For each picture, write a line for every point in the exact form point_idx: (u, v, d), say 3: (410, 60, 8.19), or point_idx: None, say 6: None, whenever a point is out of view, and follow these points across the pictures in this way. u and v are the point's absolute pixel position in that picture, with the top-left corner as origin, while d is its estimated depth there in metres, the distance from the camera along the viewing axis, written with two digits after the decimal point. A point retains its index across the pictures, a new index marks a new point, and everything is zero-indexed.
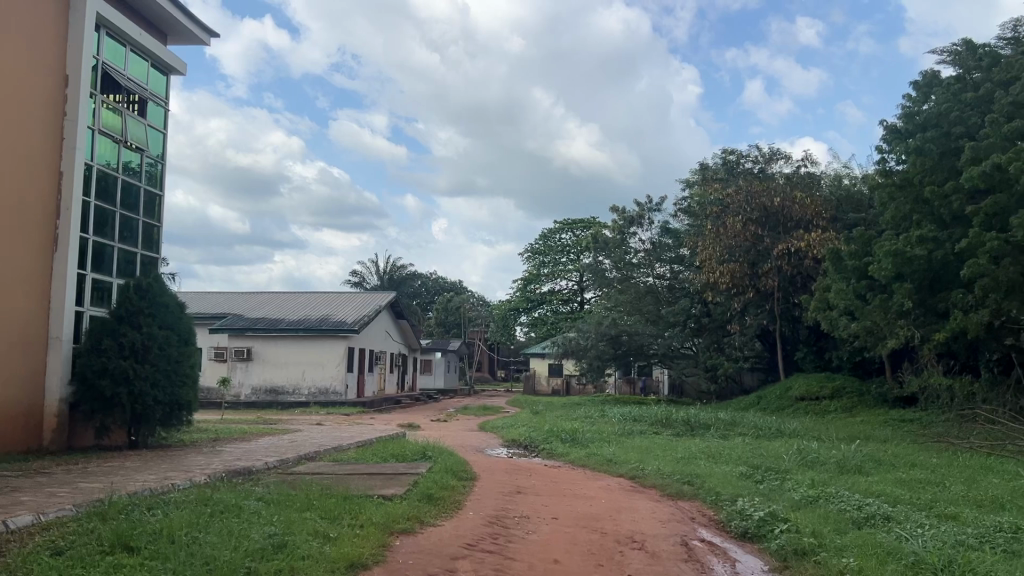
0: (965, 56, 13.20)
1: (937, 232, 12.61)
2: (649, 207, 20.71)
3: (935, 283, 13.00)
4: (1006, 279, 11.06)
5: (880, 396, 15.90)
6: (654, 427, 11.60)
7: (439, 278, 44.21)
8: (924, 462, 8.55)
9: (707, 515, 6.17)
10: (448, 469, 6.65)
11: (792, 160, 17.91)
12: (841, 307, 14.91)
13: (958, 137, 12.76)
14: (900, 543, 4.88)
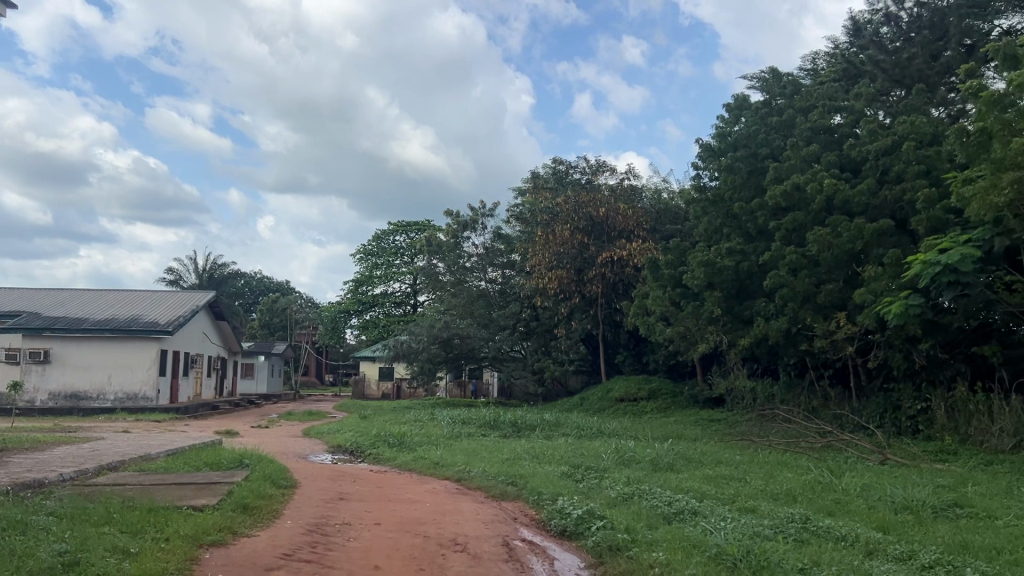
0: (772, 82, 14.51)
1: (744, 245, 13.57)
2: (482, 213, 20.95)
3: (742, 292, 13.97)
4: (802, 290, 12.07)
5: (692, 397, 16.90)
6: (481, 429, 11.70)
7: (265, 279, 42.66)
8: (729, 459, 9.15)
9: (529, 515, 6.29)
10: (266, 477, 6.39)
11: (617, 172, 18.70)
12: (658, 313, 15.72)
13: (764, 157, 13.81)
14: (705, 536, 5.18)
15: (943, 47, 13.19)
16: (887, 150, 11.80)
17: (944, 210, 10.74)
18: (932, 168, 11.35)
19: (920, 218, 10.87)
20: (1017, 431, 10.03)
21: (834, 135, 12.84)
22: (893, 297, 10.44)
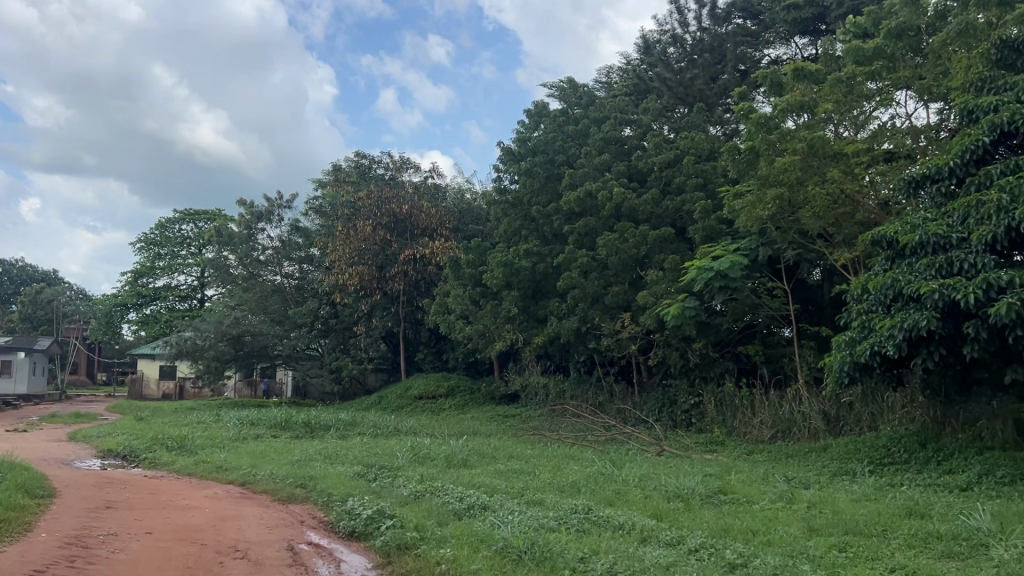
0: (569, 92, 15.02)
1: (540, 247, 14.03)
2: (279, 204, 20.15)
3: (537, 292, 14.41)
4: (592, 291, 12.64)
5: (488, 394, 17.24)
6: (271, 430, 11.25)
7: (27, 267, 38.64)
8: (520, 454, 9.40)
9: (317, 517, 6.12)
10: (18, 486, 5.77)
11: (421, 170, 18.64)
12: (457, 312, 15.88)
13: (560, 164, 14.36)
14: (492, 530, 5.28)
15: (721, 70, 14.36)
16: (669, 163, 12.70)
17: (717, 221, 11.69)
18: (708, 181, 12.32)
19: (697, 227, 11.75)
20: (774, 422, 11.11)
21: (624, 146, 13.60)
22: (672, 300, 11.21)
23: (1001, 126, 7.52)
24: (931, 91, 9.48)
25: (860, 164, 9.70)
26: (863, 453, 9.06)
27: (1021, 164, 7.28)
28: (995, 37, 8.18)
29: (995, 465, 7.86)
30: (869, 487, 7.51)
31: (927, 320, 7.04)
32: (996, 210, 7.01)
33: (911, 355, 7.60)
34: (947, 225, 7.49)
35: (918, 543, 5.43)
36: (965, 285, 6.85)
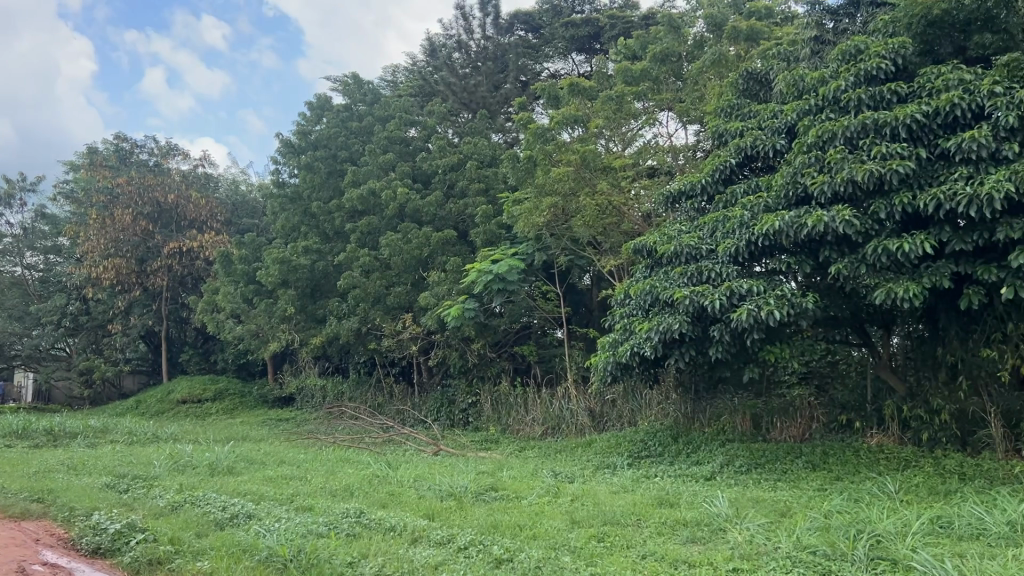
0: (352, 87, 14.73)
1: (320, 245, 13.67)
2: (23, 187, 18.11)
3: (315, 292, 14.01)
4: (373, 291, 12.45)
5: (260, 397, 16.55)
6: (4, 440, 10.05)
7: None
8: (291, 459, 9.08)
9: (55, 535, 5.52)
10: None
11: (189, 157, 17.56)
12: (228, 310, 15.06)
13: (342, 160, 14.10)
14: (257, 539, 5.06)
15: (504, 79, 14.78)
16: (452, 166, 12.95)
17: (497, 225, 12.01)
18: (489, 187, 12.65)
19: (478, 231, 12.00)
20: (545, 420, 11.61)
21: (408, 146, 13.63)
22: (451, 302, 11.37)
23: (746, 150, 8.35)
24: (689, 113, 10.34)
25: (626, 177, 10.34)
26: (623, 447, 9.69)
27: (761, 185, 8.13)
28: (742, 69, 9.12)
29: (734, 455, 8.71)
30: (628, 479, 8.04)
31: (679, 324, 7.64)
32: (740, 226, 7.76)
33: (666, 355, 8.23)
34: (698, 238, 8.21)
35: (667, 530, 5.88)
36: (713, 292, 7.51)
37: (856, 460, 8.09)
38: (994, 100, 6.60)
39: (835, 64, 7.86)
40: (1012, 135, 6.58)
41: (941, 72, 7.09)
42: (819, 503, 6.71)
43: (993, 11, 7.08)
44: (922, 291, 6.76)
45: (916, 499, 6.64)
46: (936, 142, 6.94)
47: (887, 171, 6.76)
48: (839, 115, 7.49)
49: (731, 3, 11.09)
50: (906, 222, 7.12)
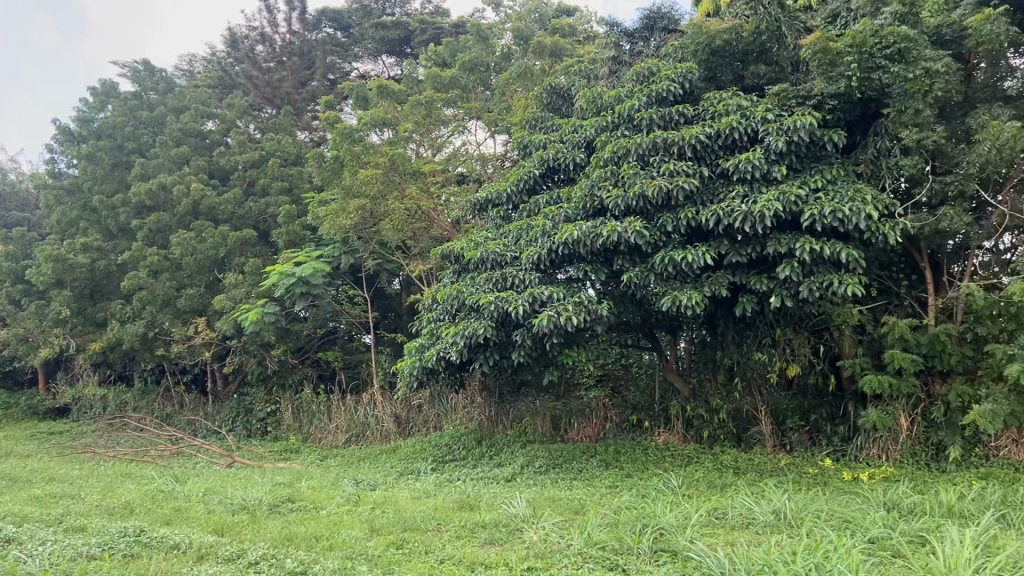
0: (142, 75, 13.67)
1: (102, 242, 12.62)
2: None
3: (95, 293, 12.92)
4: (162, 293, 11.66)
5: (29, 409, 15.01)
6: None
7: None
8: (62, 475, 8.29)
9: None
10: None
11: None
12: None
13: (129, 152, 13.10)
14: (15, 566, 4.56)
15: (310, 77, 14.41)
16: (254, 163, 12.49)
17: (301, 227, 11.66)
18: (293, 186, 12.38)
19: (280, 231, 11.57)
20: (348, 427, 11.38)
21: (205, 140, 12.98)
22: (250, 305, 10.88)
23: (548, 161, 8.62)
24: (497, 123, 10.55)
25: (435, 183, 10.43)
26: (427, 452, 9.67)
27: (562, 196, 8.42)
28: (547, 83, 9.43)
29: (534, 456, 8.95)
30: (430, 484, 8.03)
31: (484, 329, 7.70)
32: (542, 234, 7.99)
33: (470, 359, 8.31)
34: (503, 245, 8.37)
35: (466, 533, 5.93)
36: (516, 298, 7.66)
37: (646, 458, 8.58)
38: (766, 126, 7.24)
39: (630, 84, 8.37)
40: (780, 159, 7.26)
41: (722, 98, 7.69)
42: (611, 499, 7.04)
43: (767, 44, 7.82)
44: (704, 299, 7.28)
45: (696, 492, 7.14)
46: (717, 162, 7.53)
47: (675, 187, 7.20)
48: (633, 133, 7.91)
49: (536, 19, 11.55)
50: (690, 235, 7.65)
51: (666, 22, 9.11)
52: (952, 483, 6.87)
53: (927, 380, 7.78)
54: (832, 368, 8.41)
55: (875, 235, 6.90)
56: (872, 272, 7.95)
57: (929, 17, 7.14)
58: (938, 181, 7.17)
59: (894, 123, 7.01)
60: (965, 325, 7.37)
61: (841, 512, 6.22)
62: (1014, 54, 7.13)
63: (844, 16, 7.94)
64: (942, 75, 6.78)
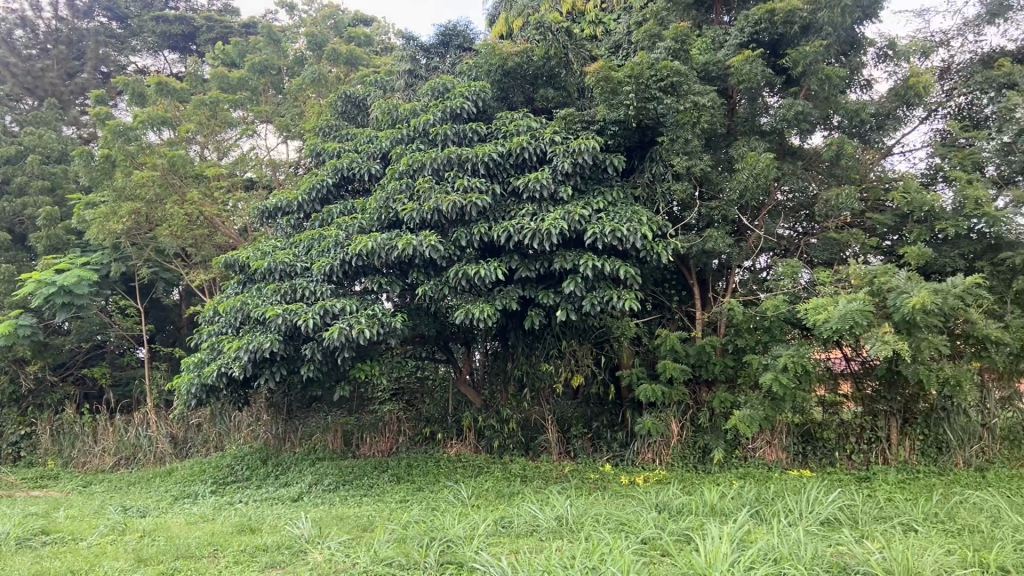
0: None
1: None
2: None
3: None
4: None
5: None
6: None
7: None
8: None
9: None
10: None
11: None
12: None
13: None
14: None
15: (80, 68, 13.28)
16: (8, 159, 11.20)
17: (65, 231, 10.68)
18: (56, 185, 11.38)
19: (40, 235, 10.51)
20: (117, 450, 10.53)
21: None
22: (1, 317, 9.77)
23: (341, 171, 8.40)
24: (288, 129, 10.21)
25: (220, 188, 9.91)
26: (207, 473, 9.11)
27: (355, 207, 8.26)
28: (341, 90, 9.25)
29: (322, 474, 8.69)
30: (208, 508, 7.56)
31: (271, 342, 7.33)
32: (335, 245, 7.77)
33: (254, 375, 7.93)
34: (293, 256, 8.06)
35: (245, 558, 5.64)
36: (306, 310, 7.34)
37: (436, 470, 8.60)
38: (554, 148, 7.53)
39: (426, 99, 8.41)
40: (567, 179, 7.58)
41: (513, 118, 7.92)
42: (399, 514, 6.97)
43: (556, 70, 8.16)
44: (495, 313, 7.41)
45: (484, 503, 7.25)
46: (508, 180, 7.73)
47: (468, 203, 7.26)
48: (428, 147, 7.93)
49: (331, 26, 11.39)
50: (482, 250, 7.78)
51: (460, 40, 9.26)
52: (715, 483, 7.46)
53: (695, 387, 8.43)
54: (612, 379, 8.89)
55: (650, 254, 7.40)
56: (648, 288, 8.48)
57: (698, 54, 7.76)
58: (705, 206, 7.82)
59: (667, 150, 7.55)
60: (727, 337, 8.05)
61: (618, 515, 6.56)
62: (769, 92, 7.88)
63: (625, 47, 8.45)
64: (708, 108, 7.38)
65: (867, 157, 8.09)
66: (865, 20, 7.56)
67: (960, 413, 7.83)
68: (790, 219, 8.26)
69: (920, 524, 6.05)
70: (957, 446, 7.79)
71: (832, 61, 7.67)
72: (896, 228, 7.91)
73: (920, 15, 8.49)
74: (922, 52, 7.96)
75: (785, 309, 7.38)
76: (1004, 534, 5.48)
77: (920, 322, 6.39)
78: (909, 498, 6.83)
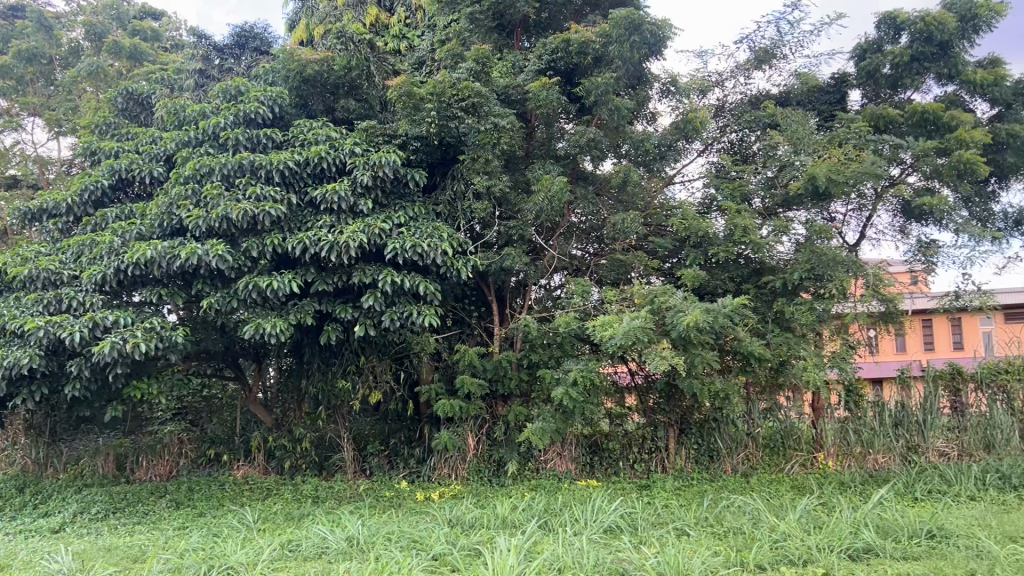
0: None
1: None
2: None
3: None
4: None
5: None
6: None
7: None
8: None
9: None
10: None
11: None
12: None
13: None
14: None
15: None
16: None
17: None
18: None
19: None
20: None
21: None
22: None
23: (119, 172, 7.76)
24: (60, 124, 9.62)
25: None
26: None
27: (134, 213, 7.66)
28: (122, 87, 8.55)
29: (90, 502, 7.94)
30: None
31: (29, 358, 6.59)
32: (108, 252, 7.13)
33: (9, 394, 7.13)
34: (59, 262, 7.34)
35: None
36: (71, 323, 6.68)
37: (221, 494, 8.13)
38: (353, 159, 7.40)
39: (216, 101, 7.99)
40: (367, 192, 7.47)
41: (311, 127, 7.69)
42: (176, 543, 6.51)
43: (357, 80, 8.07)
44: (288, 327, 7.14)
45: (271, 526, 6.93)
46: (305, 190, 7.48)
47: (260, 212, 6.96)
48: (218, 152, 7.51)
49: (113, 16, 10.54)
50: (276, 261, 7.48)
51: (257, 43, 8.98)
52: (508, 496, 7.60)
53: (491, 402, 8.52)
54: (410, 395, 8.81)
55: (450, 270, 7.46)
56: (449, 304, 8.50)
57: (498, 76, 7.91)
58: (503, 225, 7.99)
59: (468, 169, 7.67)
60: (523, 352, 8.23)
61: (410, 532, 6.50)
62: (565, 118, 8.20)
63: (428, 65, 8.51)
64: (507, 130, 7.55)
65: (652, 184, 8.64)
66: (651, 57, 8.07)
67: (729, 423, 8.48)
68: (583, 240, 8.60)
69: (692, 528, 6.47)
70: (725, 454, 8.45)
71: (621, 92, 8.12)
72: (674, 252, 8.49)
73: (698, 56, 9.20)
74: (700, 91, 8.63)
75: (576, 326, 7.67)
76: (763, 534, 5.97)
77: (695, 339, 6.87)
78: (684, 504, 7.30)
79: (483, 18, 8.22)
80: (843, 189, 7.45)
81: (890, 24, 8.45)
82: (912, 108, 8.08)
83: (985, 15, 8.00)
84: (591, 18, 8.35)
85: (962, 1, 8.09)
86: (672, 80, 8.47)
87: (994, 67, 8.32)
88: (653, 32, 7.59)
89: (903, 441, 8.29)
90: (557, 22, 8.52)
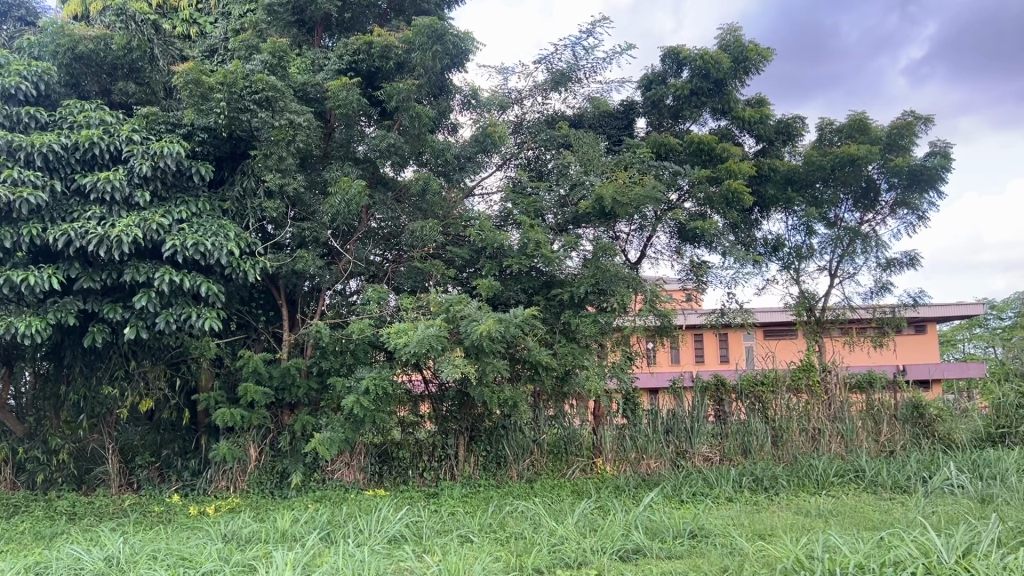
0: None
1: None
2: None
3: None
4: None
5: None
6: None
7: None
8: None
9: None
10: None
11: None
12: None
13: None
14: None
15: None
16: None
17: None
18: None
19: None
20: None
21: None
22: None
23: None
24: None
25: None
26: None
27: None
28: None
29: None
30: None
31: None
32: None
33: None
34: None
35: None
36: None
37: None
38: (130, 147, 6.85)
39: None
40: (144, 183, 6.94)
41: (83, 109, 7.01)
42: None
43: (138, 63, 7.50)
44: (46, 328, 6.47)
45: (16, 548, 6.23)
46: (72, 176, 6.79)
47: (16, 198, 6.27)
48: None
49: None
50: (34, 253, 6.76)
51: (22, 12, 8.10)
52: (289, 507, 7.32)
53: (276, 410, 8.19)
54: (187, 403, 8.27)
55: (235, 271, 7.11)
56: (233, 307, 8.07)
57: (296, 73, 7.65)
58: (296, 226, 7.74)
59: (259, 166, 7.34)
60: (312, 359, 7.98)
61: (178, 550, 6.08)
62: (365, 121, 8.09)
63: (220, 53, 8.07)
64: (303, 128, 7.31)
65: (452, 195, 8.67)
66: (453, 68, 8.16)
67: (517, 430, 8.70)
68: (381, 246, 8.44)
69: (475, 535, 6.54)
70: (511, 460, 8.67)
71: (423, 100, 8.15)
72: (471, 263, 8.57)
73: (500, 72, 9.41)
74: (499, 106, 8.80)
75: (369, 333, 7.54)
76: (542, 539, 6.15)
77: (486, 348, 6.97)
78: (470, 511, 7.38)
79: (281, 11, 7.97)
80: (626, 209, 7.90)
81: (673, 59, 9.09)
82: (690, 138, 8.73)
83: (754, 59, 8.84)
84: (395, 23, 8.28)
85: (735, 45, 8.86)
86: (473, 93, 8.62)
87: (761, 106, 9.15)
88: (455, 43, 7.72)
89: (673, 447, 8.87)
90: (360, 23, 8.35)
